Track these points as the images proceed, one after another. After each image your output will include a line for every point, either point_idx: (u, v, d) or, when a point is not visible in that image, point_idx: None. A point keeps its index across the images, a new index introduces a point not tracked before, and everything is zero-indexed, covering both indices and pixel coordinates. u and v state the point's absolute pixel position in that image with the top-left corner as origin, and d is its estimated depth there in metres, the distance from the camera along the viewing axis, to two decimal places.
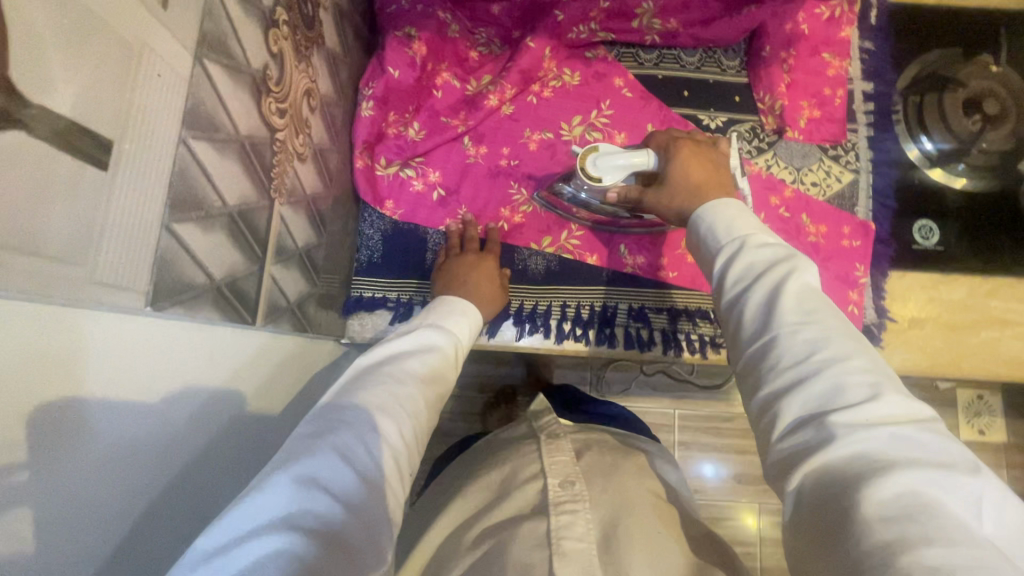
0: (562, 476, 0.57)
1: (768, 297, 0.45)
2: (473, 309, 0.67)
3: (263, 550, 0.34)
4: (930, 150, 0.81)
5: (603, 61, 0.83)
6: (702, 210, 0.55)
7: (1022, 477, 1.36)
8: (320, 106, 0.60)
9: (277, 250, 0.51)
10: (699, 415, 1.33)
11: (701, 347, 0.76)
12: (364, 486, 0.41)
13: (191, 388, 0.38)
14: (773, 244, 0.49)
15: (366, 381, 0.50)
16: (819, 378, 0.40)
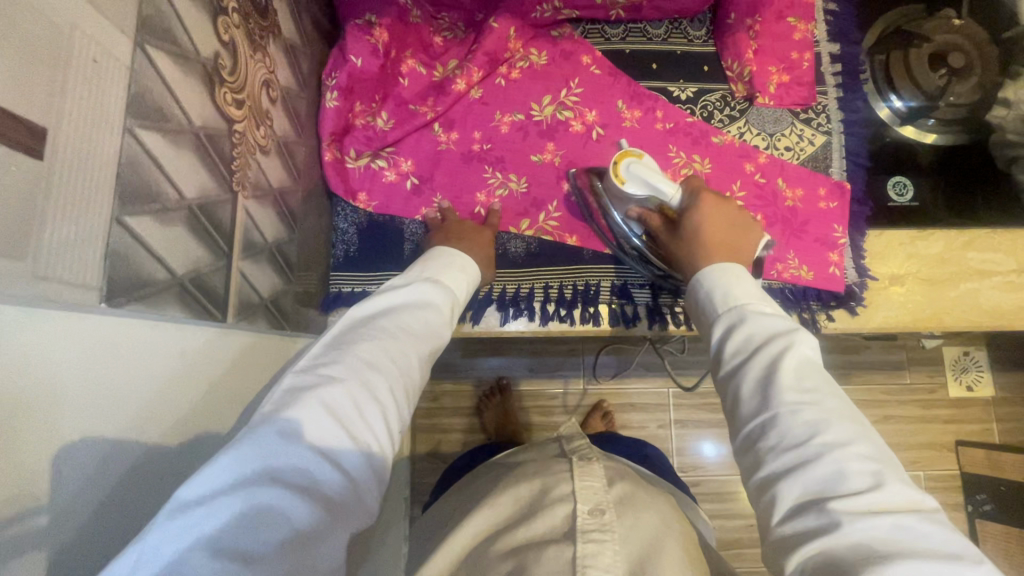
0: (592, 503, 0.56)
1: (768, 374, 0.48)
2: (473, 265, 0.67)
3: (245, 505, 0.35)
4: (900, 109, 0.81)
5: (570, 39, 0.82)
6: (702, 278, 0.59)
7: (1011, 430, 1.38)
8: (282, 98, 0.59)
9: (245, 245, 0.50)
10: (693, 392, 1.33)
11: (686, 319, 0.76)
12: (353, 447, 0.42)
13: (167, 387, 0.38)
14: (768, 319, 0.52)
15: (359, 333, 0.51)
16: (820, 460, 0.43)
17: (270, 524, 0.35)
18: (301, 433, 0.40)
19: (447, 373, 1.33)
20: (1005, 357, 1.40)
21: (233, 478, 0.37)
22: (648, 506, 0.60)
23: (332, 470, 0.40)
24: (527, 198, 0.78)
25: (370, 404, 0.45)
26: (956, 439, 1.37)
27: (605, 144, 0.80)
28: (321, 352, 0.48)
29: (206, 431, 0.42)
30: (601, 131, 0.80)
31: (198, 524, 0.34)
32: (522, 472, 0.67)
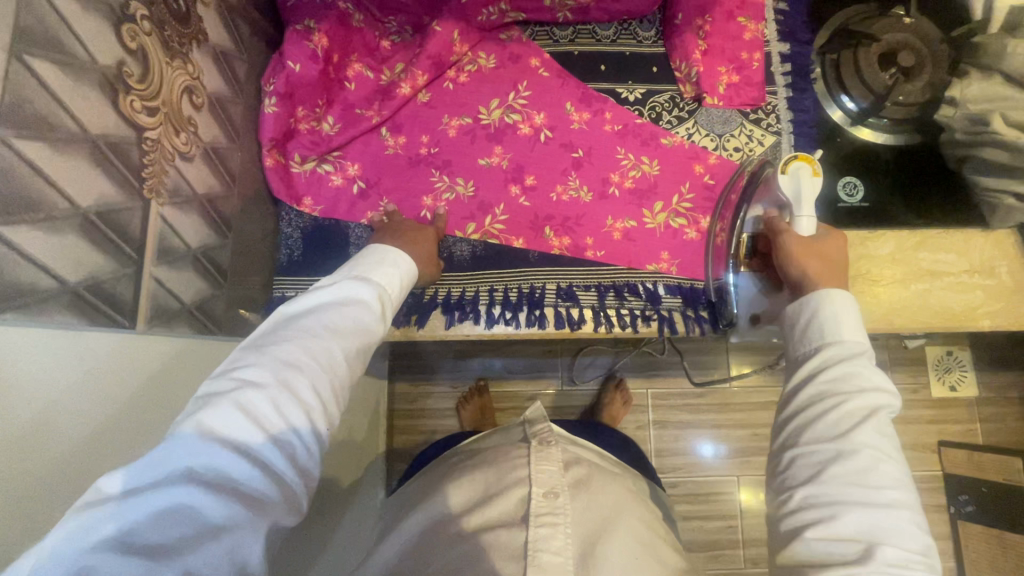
0: (547, 487, 0.58)
1: (865, 414, 0.50)
2: (406, 260, 0.63)
3: (155, 505, 0.37)
4: (852, 109, 0.80)
5: (517, 42, 0.81)
6: (829, 297, 0.57)
7: (994, 429, 1.36)
8: (210, 105, 0.59)
9: (160, 252, 0.50)
10: (671, 392, 1.33)
11: (632, 321, 0.75)
12: (272, 445, 0.42)
13: (68, 401, 0.38)
14: (879, 373, 0.53)
15: (283, 332, 0.49)
16: (881, 512, 0.46)
17: (182, 522, 0.37)
18: (215, 434, 0.40)
19: (424, 375, 1.33)
20: (989, 355, 1.38)
21: (145, 479, 0.38)
22: (602, 489, 0.61)
23: (250, 469, 0.40)
24: (473, 201, 0.78)
25: (291, 403, 0.44)
26: (939, 440, 1.35)
27: (553, 147, 0.79)
28: (245, 351, 0.47)
29: (119, 446, 0.42)
30: (550, 134, 0.79)
31: (107, 522, 0.35)
32: (481, 454, 0.68)
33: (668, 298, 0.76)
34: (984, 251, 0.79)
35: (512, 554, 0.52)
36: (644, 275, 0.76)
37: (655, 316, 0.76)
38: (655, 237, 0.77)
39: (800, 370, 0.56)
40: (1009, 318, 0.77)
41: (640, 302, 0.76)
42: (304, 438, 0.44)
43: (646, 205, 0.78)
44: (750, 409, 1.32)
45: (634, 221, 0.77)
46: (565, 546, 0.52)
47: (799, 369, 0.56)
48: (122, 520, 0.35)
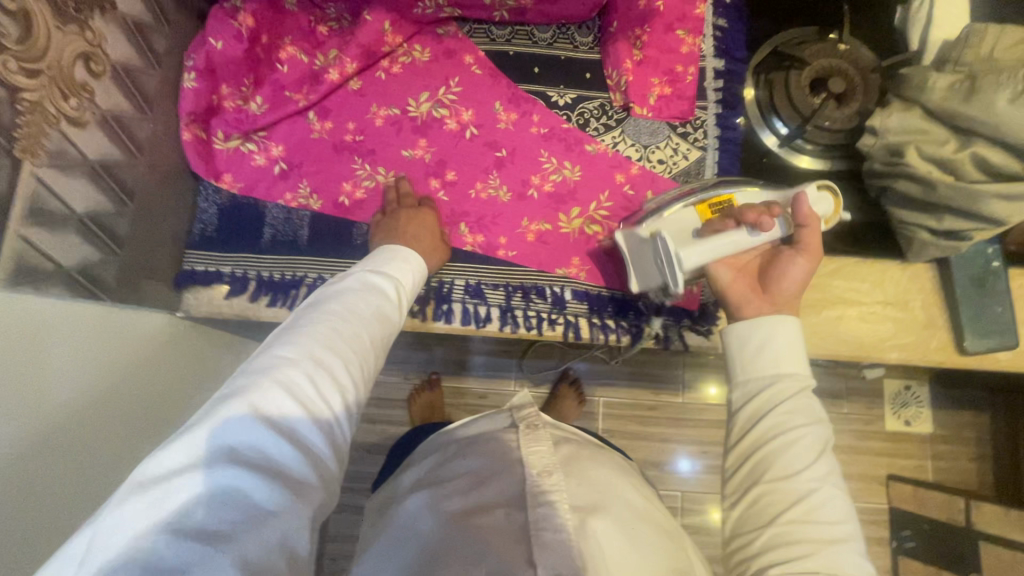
0: (540, 467, 0.59)
1: (814, 449, 0.52)
2: (416, 257, 0.67)
3: (204, 486, 0.39)
4: (784, 134, 0.79)
5: (453, 38, 0.82)
6: (771, 332, 0.57)
7: (946, 469, 1.34)
8: (114, 74, 0.60)
9: (35, 212, 0.51)
10: (622, 401, 1.32)
11: (537, 323, 0.76)
12: (309, 428, 0.45)
13: (96, 360, 0.56)
14: (818, 401, 0.54)
15: (312, 317, 0.52)
16: (838, 545, 0.48)
17: (232, 502, 0.39)
18: (260, 414, 0.43)
19: None
20: (949, 393, 1.36)
21: (189, 458, 0.40)
22: (590, 472, 0.63)
23: (290, 451, 0.43)
24: (392, 192, 0.78)
25: (326, 385, 0.47)
26: (889, 474, 1.33)
27: (476, 144, 0.80)
28: (275, 337, 0.50)
29: (122, 392, 0.61)
30: (475, 131, 0.80)
31: (160, 502, 0.37)
32: (474, 443, 0.69)
33: (574, 304, 0.77)
34: (900, 284, 0.79)
35: (513, 535, 0.52)
36: (553, 279, 0.77)
37: (560, 319, 0.76)
38: (568, 243, 0.77)
39: (749, 405, 0.56)
40: (918, 352, 0.78)
41: (546, 305, 0.76)
42: (336, 422, 0.47)
43: (563, 209, 0.78)
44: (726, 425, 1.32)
45: (548, 224, 0.78)
46: (568, 522, 0.53)
47: (743, 402, 0.56)
48: (178, 500, 0.38)
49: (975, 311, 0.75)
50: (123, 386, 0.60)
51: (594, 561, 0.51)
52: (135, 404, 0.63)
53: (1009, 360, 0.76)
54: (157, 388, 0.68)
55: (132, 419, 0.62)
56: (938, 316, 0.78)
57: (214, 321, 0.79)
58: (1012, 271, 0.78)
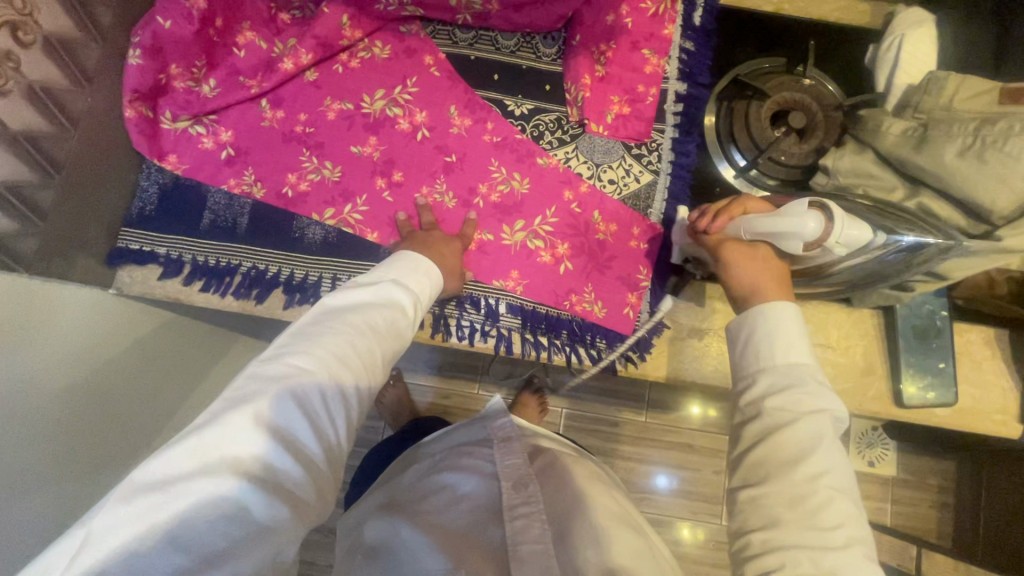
0: (515, 479, 0.58)
1: (812, 440, 0.48)
2: (436, 270, 0.65)
3: (205, 495, 0.36)
4: (742, 166, 0.76)
5: (415, 37, 0.81)
6: (764, 311, 0.55)
7: (905, 514, 1.31)
8: (47, 46, 0.60)
9: None
10: (582, 415, 1.30)
11: (469, 333, 0.75)
12: (314, 444, 0.43)
13: (61, 331, 0.60)
14: (831, 396, 0.50)
15: (329, 325, 0.51)
16: (842, 555, 0.43)
17: (236, 517, 0.37)
18: (268, 424, 0.41)
19: None
20: (917, 439, 1.33)
21: (194, 465, 0.37)
22: (568, 479, 0.62)
23: (294, 466, 0.41)
24: (336, 187, 0.77)
25: (336, 402, 0.46)
26: None
27: (426, 147, 0.79)
28: (290, 341, 0.48)
29: (97, 361, 0.65)
30: (427, 133, 0.79)
31: (160, 507, 0.35)
32: (452, 454, 0.67)
33: (508, 317, 0.75)
34: (843, 328, 0.77)
35: (489, 550, 0.50)
36: (489, 290, 0.76)
37: (493, 332, 0.75)
38: (509, 255, 0.76)
39: (746, 398, 0.53)
40: (853, 399, 0.76)
41: (479, 317, 0.75)
42: (340, 438, 0.46)
43: (507, 220, 0.77)
44: (698, 448, 1.29)
45: (491, 235, 0.77)
46: (545, 533, 0.51)
47: (744, 395, 0.54)
48: (172, 509, 0.35)
49: (914, 364, 0.73)
50: (66, 368, 0.60)
51: (570, 561, 0.50)
52: (82, 388, 0.62)
53: (947, 417, 0.74)
54: (109, 376, 0.66)
55: (75, 402, 0.61)
56: (878, 364, 0.76)
57: (148, 301, 0.78)
58: (957, 324, 0.77)
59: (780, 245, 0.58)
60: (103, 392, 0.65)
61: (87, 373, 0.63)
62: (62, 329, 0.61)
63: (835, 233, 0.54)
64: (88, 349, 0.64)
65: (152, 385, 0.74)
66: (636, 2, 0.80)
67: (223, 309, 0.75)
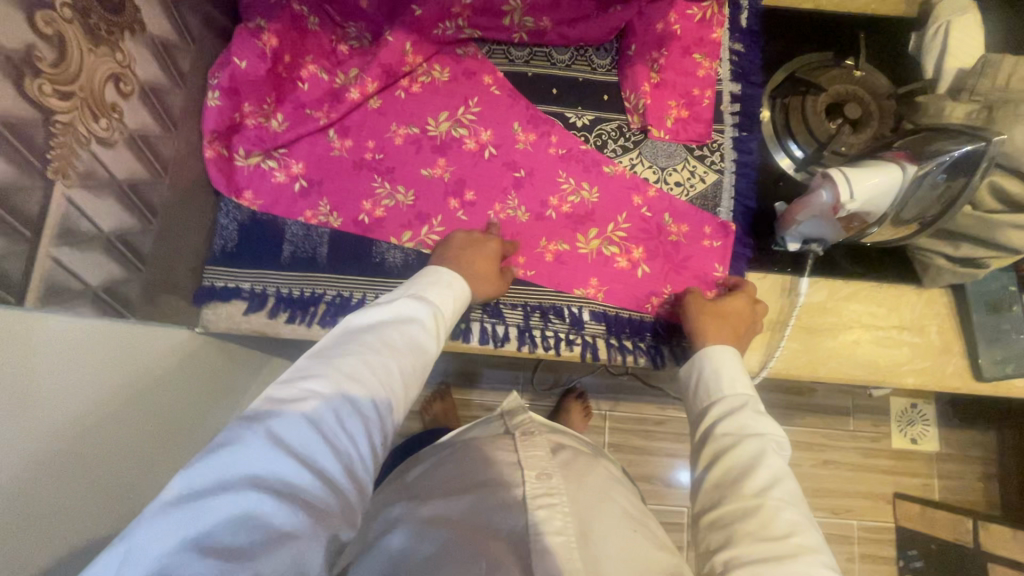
0: (539, 469, 0.60)
1: (754, 459, 0.57)
2: (463, 283, 0.67)
3: (228, 508, 0.39)
4: (799, 157, 0.80)
5: (472, 58, 0.82)
6: (709, 357, 0.67)
7: (952, 487, 1.31)
8: (142, 93, 0.61)
9: (63, 233, 0.52)
10: (628, 416, 1.31)
11: (555, 344, 0.76)
12: (331, 455, 0.45)
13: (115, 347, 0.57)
14: (769, 417, 0.61)
15: (345, 347, 0.54)
16: (795, 562, 0.48)
17: (254, 525, 0.39)
18: (285, 441, 0.44)
19: None
20: (955, 413, 1.33)
21: (218, 480, 0.41)
22: (587, 474, 0.63)
23: (311, 476, 0.43)
24: (412, 211, 0.79)
25: (348, 416, 0.49)
26: (894, 491, 1.30)
27: (495, 164, 0.80)
28: (307, 364, 0.52)
29: (158, 365, 0.65)
30: (494, 151, 0.81)
31: (192, 518, 0.38)
32: (469, 444, 0.69)
33: (592, 325, 0.77)
34: (915, 309, 0.79)
35: (509, 536, 0.52)
36: (571, 299, 0.77)
37: (578, 340, 0.76)
38: (586, 263, 0.78)
39: (706, 437, 0.62)
40: (933, 378, 0.77)
41: (565, 326, 0.76)
42: (362, 451, 0.48)
43: (580, 230, 0.78)
44: None
45: (566, 244, 0.78)
46: (567, 525, 0.53)
47: (702, 430, 0.63)
48: (198, 522, 0.38)
49: (990, 338, 0.75)
50: (94, 406, 0.53)
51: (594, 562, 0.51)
52: (147, 398, 0.62)
53: None
54: (170, 381, 0.67)
55: (113, 439, 0.57)
56: (954, 342, 0.78)
57: (231, 336, 0.79)
58: None
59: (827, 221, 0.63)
60: (148, 424, 0.63)
61: (120, 410, 0.57)
62: (82, 364, 0.52)
63: (841, 199, 0.58)
64: (121, 384, 0.57)
65: (196, 411, 0.74)
66: (683, 9, 0.82)
67: (310, 339, 0.76)
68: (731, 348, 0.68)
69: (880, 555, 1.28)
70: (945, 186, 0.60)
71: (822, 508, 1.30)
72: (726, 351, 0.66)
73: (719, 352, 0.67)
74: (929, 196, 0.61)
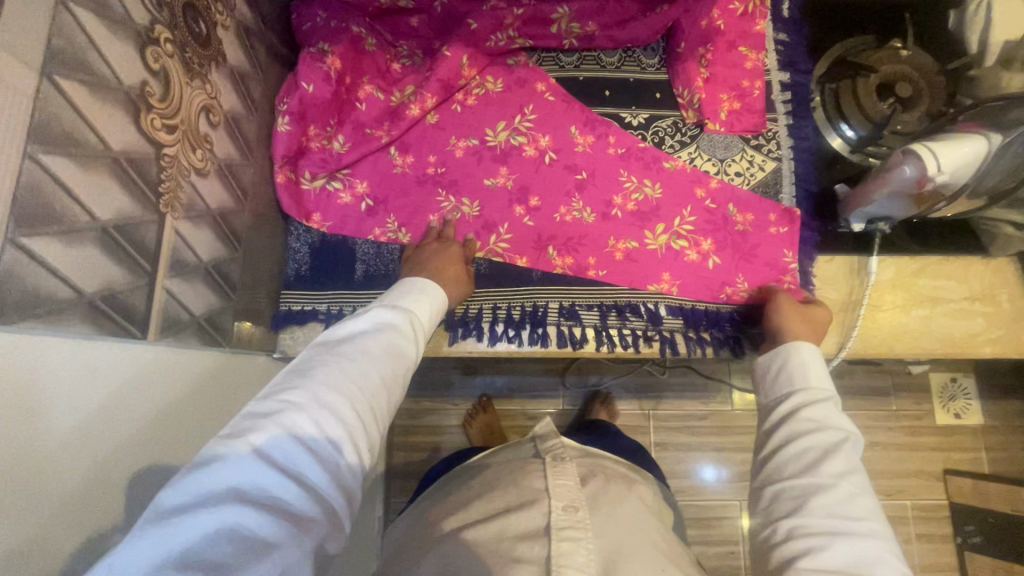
0: (567, 501, 0.56)
1: (828, 448, 0.54)
2: (433, 288, 0.66)
3: (208, 523, 0.37)
4: (851, 137, 0.82)
5: (524, 67, 0.83)
6: (795, 349, 0.64)
7: (1002, 460, 1.29)
8: (226, 123, 0.62)
9: (173, 264, 0.52)
10: (674, 414, 1.27)
11: (633, 340, 0.76)
12: (315, 463, 0.43)
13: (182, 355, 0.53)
14: (846, 415, 0.58)
15: (320, 356, 0.51)
16: (867, 542, 0.47)
17: (233, 541, 0.37)
18: (265, 453, 0.42)
19: (426, 390, 1.26)
20: (997, 384, 1.32)
21: (199, 496, 0.39)
22: (619, 505, 0.58)
23: (293, 487, 0.41)
24: (479, 220, 0.79)
25: (332, 423, 0.45)
26: (944, 468, 1.29)
27: (557, 169, 0.81)
28: (285, 376, 0.48)
29: (229, 380, 0.62)
30: (554, 156, 0.81)
31: (172, 534, 0.36)
32: (496, 467, 0.66)
33: (670, 319, 0.77)
34: (983, 279, 0.80)
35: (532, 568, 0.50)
36: (646, 295, 0.77)
37: (656, 336, 0.77)
38: (656, 258, 0.78)
39: (779, 423, 0.59)
40: (1009, 346, 0.78)
41: (642, 323, 0.77)
42: (348, 460, 0.45)
43: (648, 226, 0.79)
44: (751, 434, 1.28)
45: (636, 242, 0.79)
46: (590, 562, 0.50)
47: (778, 411, 0.61)
48: (180, 538, 0.36)
49: None
50: (152, 421, 0.46)
51: None
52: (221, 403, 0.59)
53: None
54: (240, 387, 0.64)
55: (172, 434, 0.49)
56: None
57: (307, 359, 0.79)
58: None
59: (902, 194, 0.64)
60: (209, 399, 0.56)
61: (181, 411, 0.51)
62: (126, 379, 0.44)
63: (928, 171, 0.59)
64: (141, 380, 0.46)
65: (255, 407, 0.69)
66: (725, 4, 0.82)
67: None
68: (811, 346, 0.64)
69: (937, 534, 1.26)
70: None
71: (875, 491, 1.28)
72: (807, 347, 0.64)
73: (804, 350, 0.64)
74: (1010, 165, 0.62)
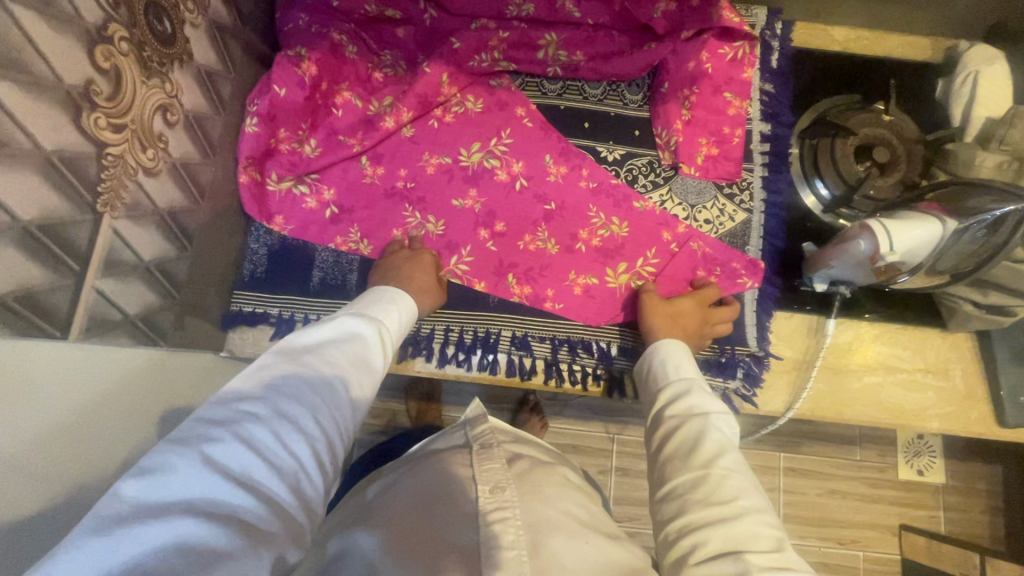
0: (493, 481, 0.50)
1: (698, 439, 0.54)
2: (405, 298, 0.66)
3: (156, 532, 0.34)
4: (825, 195, 0.80)
5: (506, 90, 0.83)
6: (658, 348, 0.66)
7: (959, 521, 1.29)
8: (185, 122, 0.61)
9: (108, 264, 0.52)
10: (638, 441, 1.26)
11: (582, 378, 0.76)
12: (272, 472, 0.41)
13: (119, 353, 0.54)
14: (716, 397, 0.59)
15: (280, 367, 0.49)
16: (744, 521, 0.46)
17: (185, 550, 0.34)
18: (220, 463, 0.39)
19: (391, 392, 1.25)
20: (960, 445, 1.31)
21: (146, 506, 0.35)
22: (543, 480, 0.54)
23: (250, 496, 0.38)
24: (442, 239, 0.79)
25: (289, 433, 0.44)
26: (900, 522, 1.28)
27: (526, 196, 0.80)
28: (242, 387, 0.46)
29: (166, 378, 0.62)
30: (525, 183, 0.81)
31: (115, 544, 0.33)
32: (429, 459, 0.57)
33: (621, 360, 0.77)
34: (940, 351, 0.79)
35: (459, 553, 0.43)
36: (600, 333, 0.77)
37: (606, 375, 0.76)
38: (617, 298, 0.78)
39: (657, 422, 0.60)
40: (957, 423, 0.77)
41: (593, 360, 0.76)
42: (310, 471, 0.43)
43: (610, 264, 0.79)
44: None
45: (596, 279, 0.78)
46: (520, 539, 0.44)
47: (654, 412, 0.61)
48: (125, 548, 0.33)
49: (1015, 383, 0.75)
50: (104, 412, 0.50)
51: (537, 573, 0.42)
52: (155, 396, 0.59)
53: None
54: (174, 377, 0.64)
55: (117, 427, 0.52)
56: (980, 386, 0.78)
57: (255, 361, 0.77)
58: None
59: (866, 266, 0.64)
60: (134, 395, 0.56)
61: (127, 407, 0.54)
62: (81, 374, 0.48)
63: (881, 250, 0.59)
64: (77, 375, 0.48)
65: (193, 382, 0.68)
66: (715, 48, 0.82)
67: None
68: (678, 341, 0.67)
69: None
70: (984, 241, 0.60)
71: (829, 538, 1.28)
72: (671, 344, 0.66)
73: (666, 345, 0.66)
74: (966, 249, 0.62)
